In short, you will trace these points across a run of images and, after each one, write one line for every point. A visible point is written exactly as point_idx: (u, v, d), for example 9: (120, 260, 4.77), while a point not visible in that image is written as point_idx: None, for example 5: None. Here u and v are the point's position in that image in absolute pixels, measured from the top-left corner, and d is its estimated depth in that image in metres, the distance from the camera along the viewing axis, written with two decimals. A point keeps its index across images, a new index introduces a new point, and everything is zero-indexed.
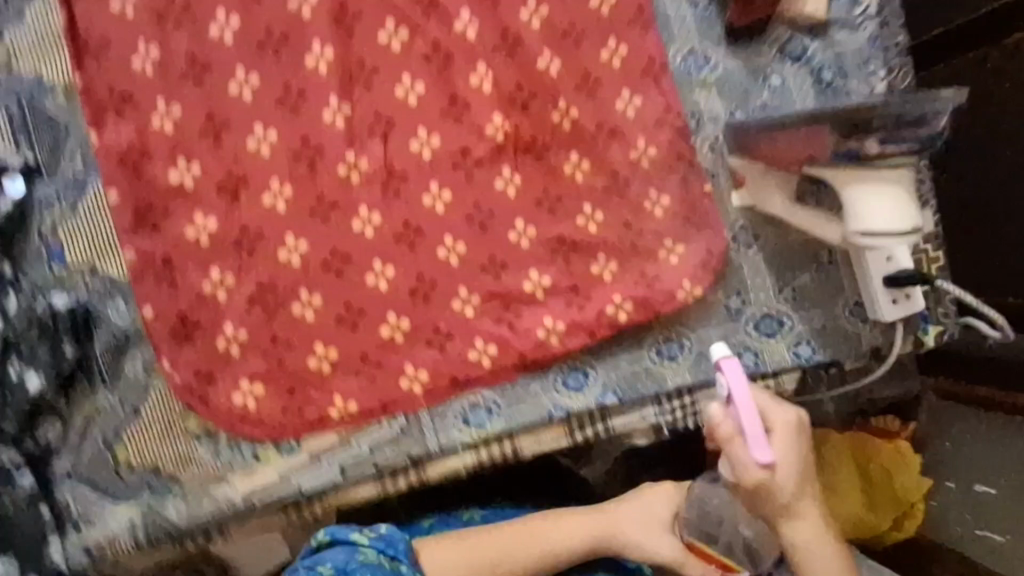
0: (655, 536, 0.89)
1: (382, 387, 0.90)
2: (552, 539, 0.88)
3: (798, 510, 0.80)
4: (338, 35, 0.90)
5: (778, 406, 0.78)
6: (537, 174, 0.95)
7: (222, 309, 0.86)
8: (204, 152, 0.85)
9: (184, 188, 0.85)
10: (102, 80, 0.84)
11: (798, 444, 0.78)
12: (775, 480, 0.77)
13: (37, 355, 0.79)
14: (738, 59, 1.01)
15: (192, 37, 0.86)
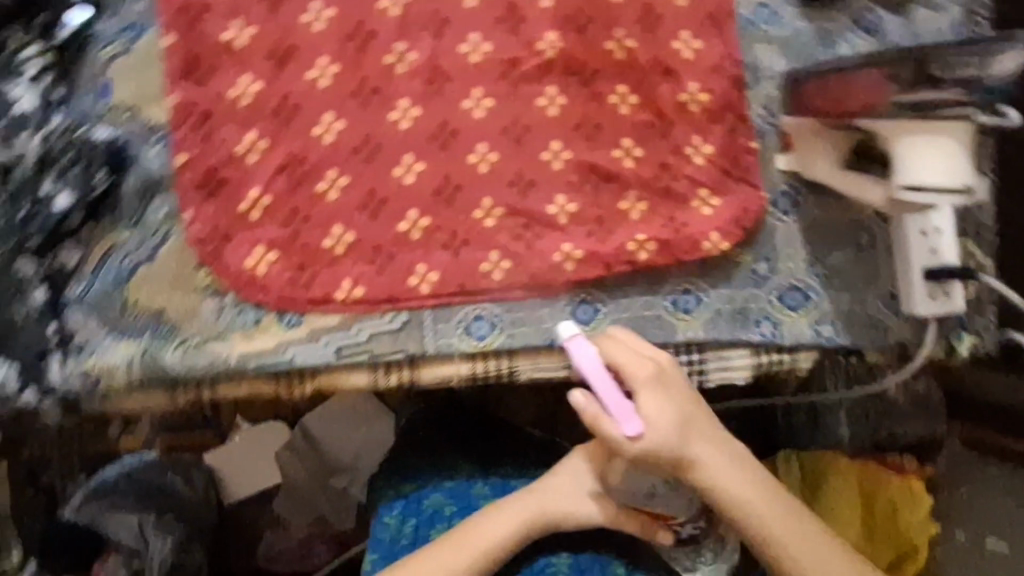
0: (592, 499, 0.94)
1: (391, 279, 0.90)
2: (483, 544, 0.90)
3: (692, 448, 0.88)
4: None
5: (637, 358, 0.86)
6: (581, 98, 0.94)
7: (252, 171, 0.87)
8: (262, 17, 0.88)
9: (236, 48, 0.87)
10: None
11: (668, 392, 0.87)
12: (657, 438, 0.85)
13: (70, 174, 0.82)
14: (807, 20, 0.98)
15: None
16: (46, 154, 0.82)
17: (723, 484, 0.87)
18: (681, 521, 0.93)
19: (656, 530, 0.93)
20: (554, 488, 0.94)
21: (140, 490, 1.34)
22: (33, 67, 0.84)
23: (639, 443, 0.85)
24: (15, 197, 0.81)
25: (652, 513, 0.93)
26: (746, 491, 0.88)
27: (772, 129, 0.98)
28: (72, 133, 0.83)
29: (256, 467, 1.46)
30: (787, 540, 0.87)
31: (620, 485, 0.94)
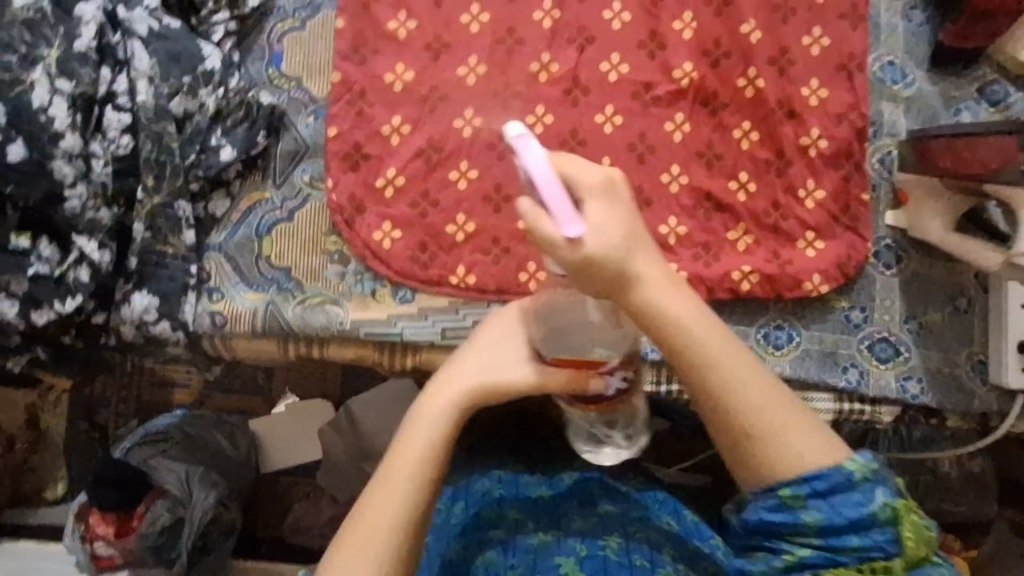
0: (508, 367, 0.71)
1: (502, 272, 0.94)
2: (408, 481, 0.67)
3: (639, 268, 0.62)
4: None
5: (576, 165, 0.58)
6: (706, 127, 0.98)
7: (393, 152, 0.94)
8: (425, 12, 0.95)
9: (397, 37, 0.94)
10: None
11: (621, 208, 0.59)
12: (593, 255, 0.57)
13: (236, 131, 0.89)
14: (935, 84, 1.01)
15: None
16: (220, 109, 0.88)
17: (672, 309, 0.63)
18: (613, 367, 0.67)
19: (588, 383, 0.67)
20: (473, 366, 0.72)
21: (188, 438, 1.31)
22: (219, 31, 0.91)
23: (581, 259, 0.57)
24: (186, 143, 0.86)
25: (580, 359, 0.68)
26: (693, 322, 0.64)
27: (883, 184, 1.01)
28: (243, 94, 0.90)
29: (302, 442, 1.43)
30: (748, 380, 0.64)
31: (544, 342, 0.71)
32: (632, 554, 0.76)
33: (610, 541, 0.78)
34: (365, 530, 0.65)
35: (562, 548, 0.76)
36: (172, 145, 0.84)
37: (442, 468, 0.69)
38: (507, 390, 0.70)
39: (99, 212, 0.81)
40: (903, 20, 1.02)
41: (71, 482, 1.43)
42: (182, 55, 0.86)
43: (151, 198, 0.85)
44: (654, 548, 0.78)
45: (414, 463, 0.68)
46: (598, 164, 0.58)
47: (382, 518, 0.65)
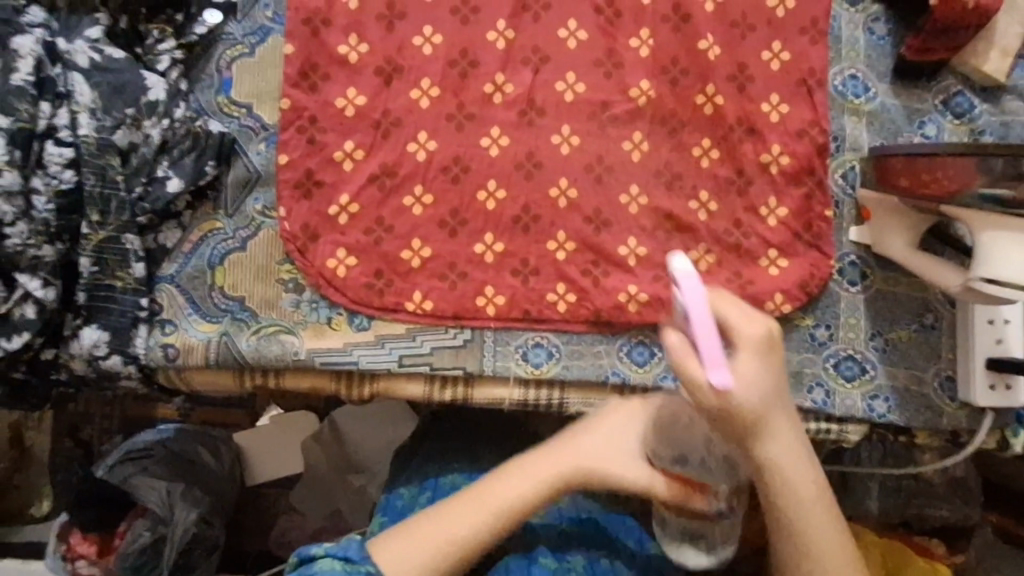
0: (612, 461, 0.82)
1: (459, 297, 0.93)
2: (498, 506, 0.79)
3: (771, 420, 0.72)
4: None
5: (747, 316, 0.69)
6: (665, 146, 0.97)
7: (346, 178, 0.92)
8: (376, 35, 0.93)
9: (348, 61, 0.93)
10: None
11: (772, 361, 0.70)
12: (732, 401, 0.68)
13: (184, 162, 0.87)
14: (898, 97, 0.99)
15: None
16: (166, 140, 0.87)
17: (783, 467, 0.75)
18: (718, 492, 0.82)
19: (692, 496, 0.82)
20: (585, 443, 0.83)
21: (172, 456, 1.29)
22: (166, 59, 0.89)
23: (718, 396, 0.68)
24: (133, 176, 0.85)
25: (690, 480, 0.81)
26: (807, 490, 0.77)
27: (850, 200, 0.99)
28: (192, 124, 0.88)
29: (283, 456, 1.42)
30: (813, 537, 0.77)
31: (654, 448, 0.83)
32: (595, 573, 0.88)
33: (577, 563, 0.88)
34: (430, 535, 0.77)
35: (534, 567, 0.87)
36: (116, 179, 0.83)
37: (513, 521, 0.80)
38: (614, 479, 0.82)
39: (42, 249, 0.80)
40: (865, 33, 1.00)
41: (56, 499, 1.41)
42: (127, 87, 0.84)
43: (97, 233, 0.84)
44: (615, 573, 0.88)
45: (497, 510, 0.79)
46: (768, 320, 0.69)
47: (451, 538, 0.77)
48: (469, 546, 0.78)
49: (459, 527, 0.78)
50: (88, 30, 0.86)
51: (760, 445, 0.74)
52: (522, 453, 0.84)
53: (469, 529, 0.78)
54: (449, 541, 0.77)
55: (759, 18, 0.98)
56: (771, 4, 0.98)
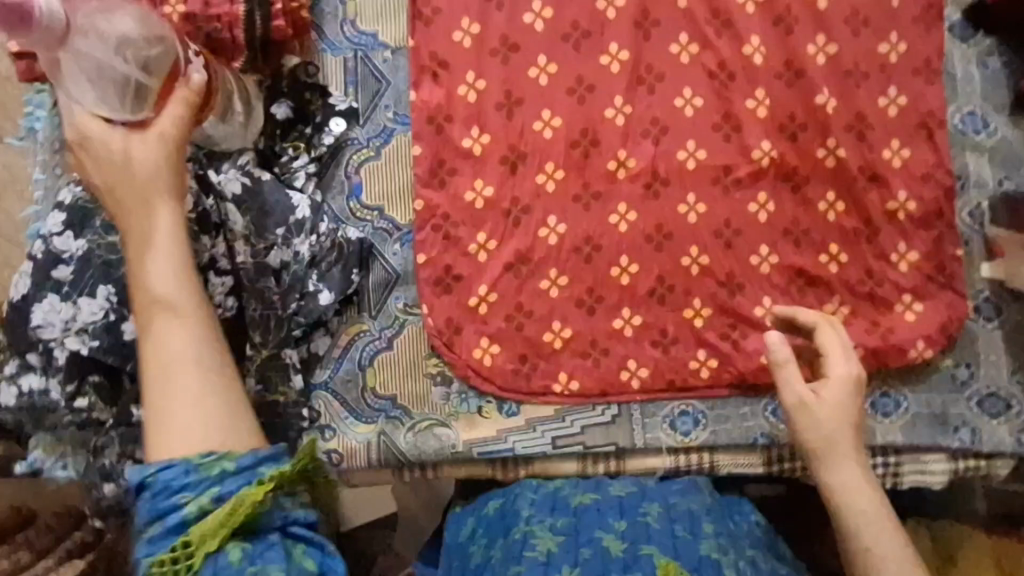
0: (134, 158, 0.70)
1: (603, 374, 0.95)
2: (187, 357, 0.66)
3: (842, 437, 0.78)
4: (635, 38, 0.96)
5: (843, 356, 0.81)
6: (790, 204, 0.97)
7: (482, 269, 0.94)
8: (497, 124, 0.94)
9: (474, 154, 0.94)
10: (426, 44, 0.93)
11: (850, 397, 0.79)
12: (808, 410, 0.79)
13: (331, 274, 0.89)
14: (1018, 130, 0.99)
15: (510, 18, 0.95)
16: (315, 255, 0.89)
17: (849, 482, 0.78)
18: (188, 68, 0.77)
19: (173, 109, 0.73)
20: (133, 218, 0.69)
21: None
22: (302, 173, 0.92)
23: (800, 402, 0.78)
24: (287, 293, 0.87)
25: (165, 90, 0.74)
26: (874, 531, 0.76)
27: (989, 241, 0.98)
28: (334, 235, 0.90)
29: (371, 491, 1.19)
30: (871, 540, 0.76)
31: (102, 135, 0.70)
32: (673, 519, 0.84)
33: (652, 511, 0.85)
34: (182, 399, 0.64)
35: (605, 523, 0.83)
36: (273, 299, 0.86)
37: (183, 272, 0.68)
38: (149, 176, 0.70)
39: None
40: (978, 68, 0.99)
41: None
42: (274, 208, 0.88)
43: (261, 352, 0.86)
44: (695, 520, 0.85)
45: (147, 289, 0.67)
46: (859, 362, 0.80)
47: (204, 382, 0.65)
48: (209, 348, 0.67)
49: (177, 343, 0.66)
50: (238, 156, 0.88)
51: (823, 467, 0.79)
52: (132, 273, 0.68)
53: (188, 337, 0.66)
54: (213, 382, 0.66)
55: (873, 66, 0.97)
56: (884, 50, 0.98)
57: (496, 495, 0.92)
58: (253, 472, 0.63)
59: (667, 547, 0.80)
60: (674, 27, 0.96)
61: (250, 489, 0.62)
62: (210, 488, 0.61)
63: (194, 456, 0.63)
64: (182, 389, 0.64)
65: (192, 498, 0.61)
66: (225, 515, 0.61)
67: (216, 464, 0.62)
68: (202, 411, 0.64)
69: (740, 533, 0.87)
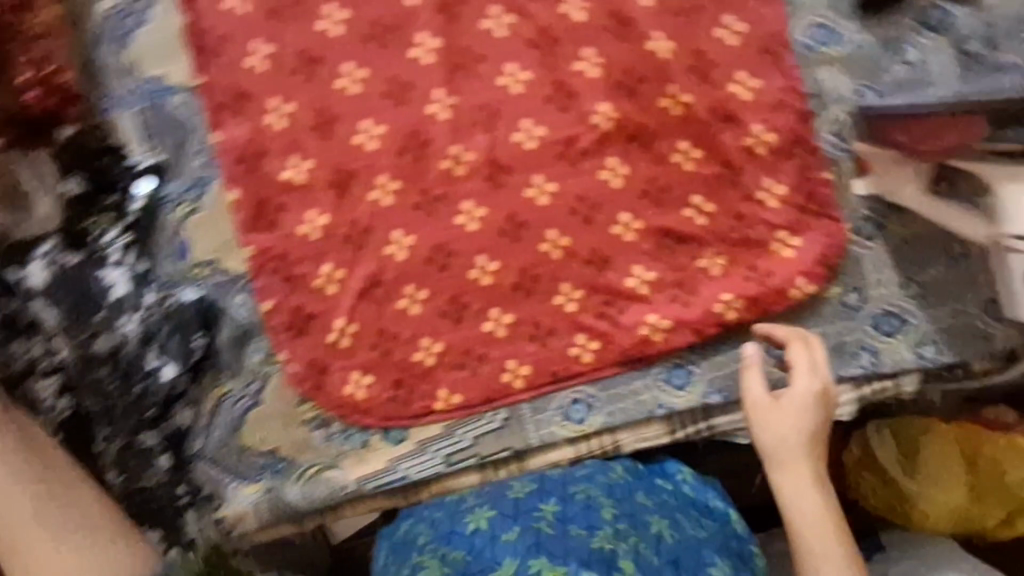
0: None
1: (484, 380, 0.92)
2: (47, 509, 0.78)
3: (796, 447, 0.81)
4: (443, 21, 0.88)
5: (807, 370, 0.84)
6: (644, 163, 0.91)
7: (334, 302, 0.89)
8: (314, 147, 0.87)
9: (295, 184, 0.87)
10: (218, 80, 0.86)
11: (805, 411, 0.82)
12: (761, 415, 0.83)
13: (171, 346, 0.85)
14: (866, 33, 0.92)
15: (302, 29, 0.87)
16: (147, 331, 0.84)
17: (795, 493, 0.79)
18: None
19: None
20: None
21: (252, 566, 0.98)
22: (116, 249, 0.85)
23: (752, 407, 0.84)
24: (125, 378, 0.84)
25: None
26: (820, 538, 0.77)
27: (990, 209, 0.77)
28: (164, 304, 0.85)
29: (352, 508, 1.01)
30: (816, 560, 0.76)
31: None
32: (567, 519, 0.79)
33: (547, 511, 0.80)
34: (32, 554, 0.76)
35: (496, 552, 0.75)
36: (111, 387, 0.84)
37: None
38: None
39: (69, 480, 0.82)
40: None
41: None
42: (89, 294, 0.83)
43: (112, 443, 0.85)
44: (591, 509, 0.80)
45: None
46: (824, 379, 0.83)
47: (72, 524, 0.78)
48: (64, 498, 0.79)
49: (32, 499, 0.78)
50: (40, 246, 0.83)
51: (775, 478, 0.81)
52: None
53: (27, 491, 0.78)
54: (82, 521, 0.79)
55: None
56: None
57: (403, 519, 0.88)
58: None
59: (556, 552, 0.73)
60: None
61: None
62: None
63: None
64: (29, 545, 0.76)
65: None
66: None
67: None
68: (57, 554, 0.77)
69: (646, 509, 0.83)
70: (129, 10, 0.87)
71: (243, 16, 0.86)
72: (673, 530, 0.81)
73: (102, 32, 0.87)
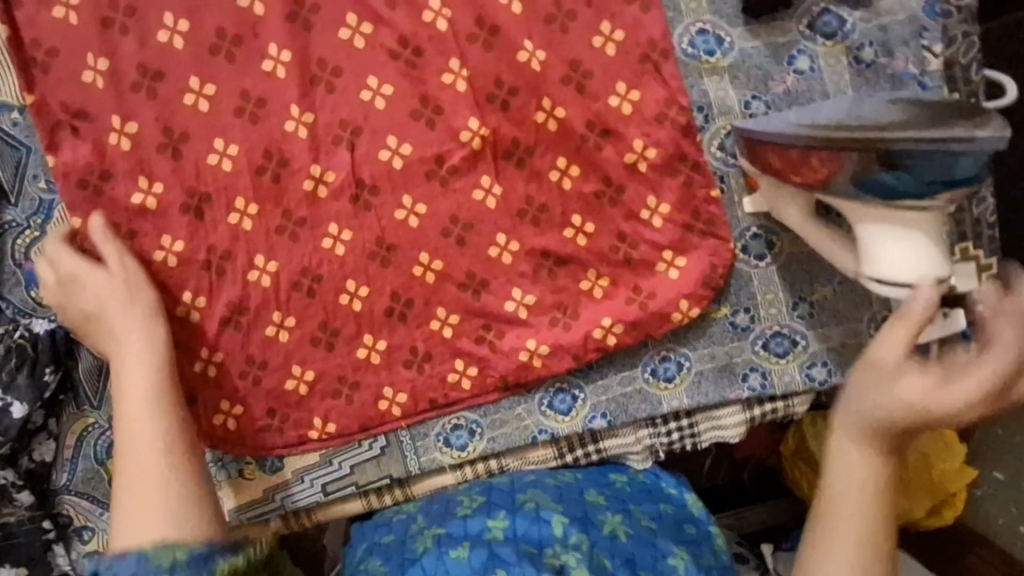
0: (108, 284, 0.81)
1: (360, 408, 0.90)
2: (138, 422, 0.76)
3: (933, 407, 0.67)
4: (294, 31, 0.87)
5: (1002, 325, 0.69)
6: (518, 180, 0.89)
7: (198, 329, 0.88)
8: (164, 168, 0.87)
9: (144, 209, 0.87)
10: (54, 97, 0.85)
11: (981, 370, 0.67)
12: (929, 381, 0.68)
13: (18, 385, 0.80)
14: (755, 39, 0.87)
15: (141, 42, 0.86)
16: None
17: (849, 474, 0.72)
18: None
19: None
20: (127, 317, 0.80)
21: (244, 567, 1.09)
22: None
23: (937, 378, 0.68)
24: None
25: None
26: (856, 530, 0.71)
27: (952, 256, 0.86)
28: (13, 337, 0.81)
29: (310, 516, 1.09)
30: (858, 534, 0.71)
31: (74, 284, 0.81)
32: (518, 534, 0.79)
33: (497, 524, 0.80)
34: (144, 498, 0.72)
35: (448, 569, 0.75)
36: None
37: (167, 398, 0.77)
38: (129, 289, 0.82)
39: None
40: None
41: None
42: None
43: None
44: (540, 521, 0.80)
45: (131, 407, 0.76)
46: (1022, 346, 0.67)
47: (151, 443, 0.75)
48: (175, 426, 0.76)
49: (132, 416, 0.76)
50: None
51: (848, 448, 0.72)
52: (124, 379, 0.78)
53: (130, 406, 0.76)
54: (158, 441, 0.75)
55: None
56: None
57: (361, 538, 0.87)
58: (208, 563, 0.68)
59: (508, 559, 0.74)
60: (338, 9, 0.87)
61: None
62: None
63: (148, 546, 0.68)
64: (137, 467, 0.74)
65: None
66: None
67: (168, 556, 0.67)
68: (164, 494, 0.72)
69: (598, 508, 0.84)
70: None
71: (76, 25, 0.85)
72: (626, 526, 0.82)
73: None
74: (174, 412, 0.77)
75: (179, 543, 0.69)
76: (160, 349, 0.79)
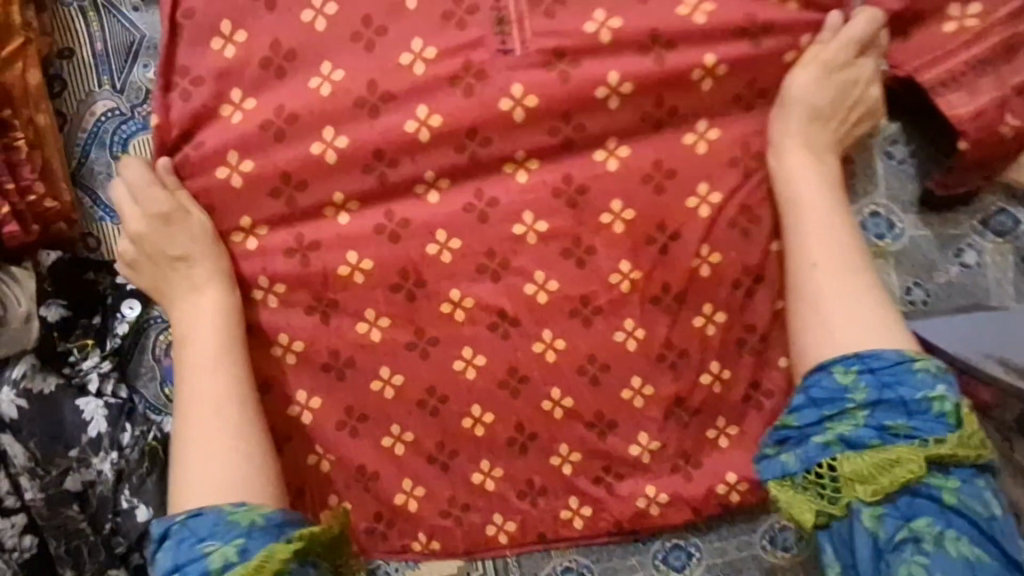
0: (182, 229, 0.84)
1: (469, 533, 0.89)
2: (205, 366, 0.81)
3: (799, 223, 0.83)
4: (459, 157, 0.86)
5: None
6: (662, 324, 0.88)
7: (316, 430, 0.88)
8: (297, 271, 0.87)
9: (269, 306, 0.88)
10: (219, 187, 0.86)
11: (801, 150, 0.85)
12: (799, 190, 0.84)
13: (144, 487, 0.82)
14: (925, 229, 0.90)
15: (306, 145, 0.86)
16: (121, 471, 0.82)
17: (809, 237, 0.82)
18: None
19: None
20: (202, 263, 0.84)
21: None
22: (95, 376, 0.85)
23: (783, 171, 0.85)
24: (100, 514, 0.82)
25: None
26: (827, 251, 0.81)
27: None
28: (146, 437, 0.83)
29: None
30: (821, 276, 0.81)
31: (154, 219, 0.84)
32: None
33: None
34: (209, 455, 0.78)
35: None
36: (82, 526, 0.82)
37: (238, 361, 0.82)
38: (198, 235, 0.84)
39: None
40: (882, 160, 0.90)
41: None
42: (63, 428, 0.83)
43: None
44: None
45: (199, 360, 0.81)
46: None
47: (223, 398, 0.80)
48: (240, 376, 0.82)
49: (205, 353, 0.81)
50: (11, 370, 0.83)
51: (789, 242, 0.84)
52: (201, 313, 0.83)
53: (206, 349, 0.82)
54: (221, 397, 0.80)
55: (744, 153, 0.87)
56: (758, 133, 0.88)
57: None
58: (282, 529, 0.74)
59: None
60: (506, 143, 0.86)
61: (278, 543, 0.72)
62: (238, 538, 0.72)
63: (226, 506, 0.75)
64: (209, 417, 0.79)
65: (221, 549, 0.71)
66: (253, 568, 0.69)
67: (247, 519, 0.73)
68: (232, 445, 0.78)
69: None
70: (127, 115, 0.91)
71: (251, 119, 0.86)
72: None
73: (106, 134, 0.90)
74: (241, 367, 0.82)
75: (255, 506, 0.76)
76: (232, 305, 0.84)
